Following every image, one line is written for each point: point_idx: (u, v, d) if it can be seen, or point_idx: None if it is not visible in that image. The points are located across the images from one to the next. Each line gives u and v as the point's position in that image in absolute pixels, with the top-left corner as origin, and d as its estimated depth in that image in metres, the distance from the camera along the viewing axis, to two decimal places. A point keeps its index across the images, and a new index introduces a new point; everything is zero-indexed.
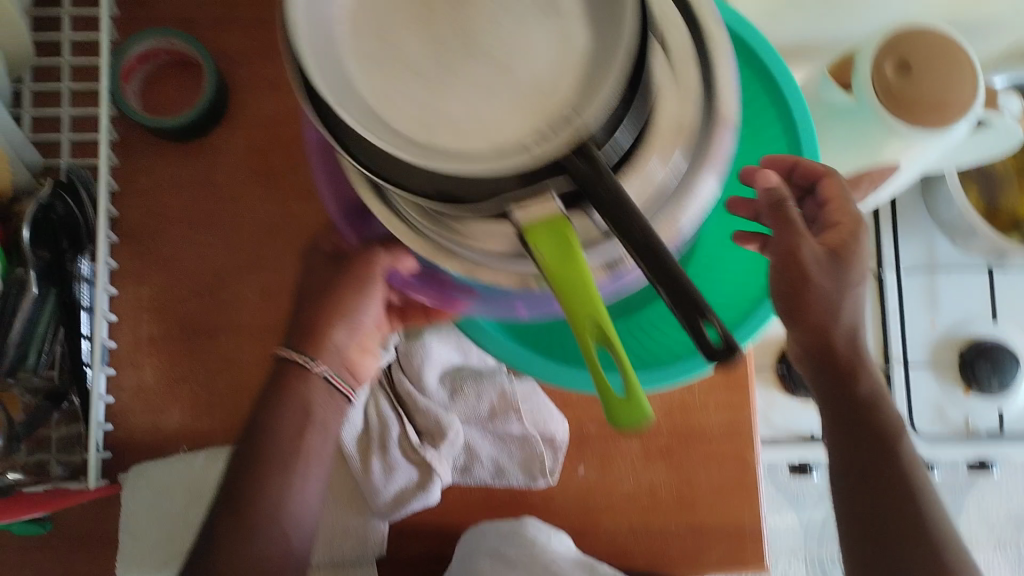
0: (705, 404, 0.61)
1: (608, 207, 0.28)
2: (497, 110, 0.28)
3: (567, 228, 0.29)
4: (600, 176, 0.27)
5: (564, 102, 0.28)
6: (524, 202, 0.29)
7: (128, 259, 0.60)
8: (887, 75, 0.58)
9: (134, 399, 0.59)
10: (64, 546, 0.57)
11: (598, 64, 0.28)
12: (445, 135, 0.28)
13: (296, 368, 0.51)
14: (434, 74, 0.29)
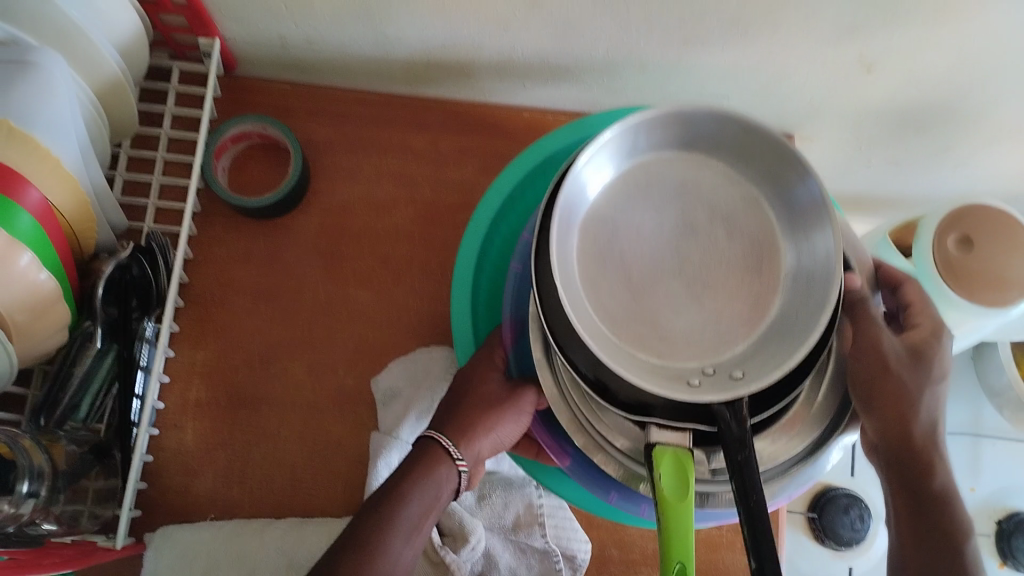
0: (731, 541, 0.61)
1: (734, 459, 0.35)
2: (679, 339, 0.44)
3: (689, 468, 0.38)
4: (739, 439, 0.35)
5: (729, 362, 0.43)
6: (665, 428, 0.39)
7: (190, 324, 0.63)
8: (949, 248, 0.61)
9: (172, 460, 0.60)
10: None
11: (761, 341, 0.43)
12: (642, 349, 0.43)
13: (440, 451, 0.47)
14: (642, 301, 0.45)
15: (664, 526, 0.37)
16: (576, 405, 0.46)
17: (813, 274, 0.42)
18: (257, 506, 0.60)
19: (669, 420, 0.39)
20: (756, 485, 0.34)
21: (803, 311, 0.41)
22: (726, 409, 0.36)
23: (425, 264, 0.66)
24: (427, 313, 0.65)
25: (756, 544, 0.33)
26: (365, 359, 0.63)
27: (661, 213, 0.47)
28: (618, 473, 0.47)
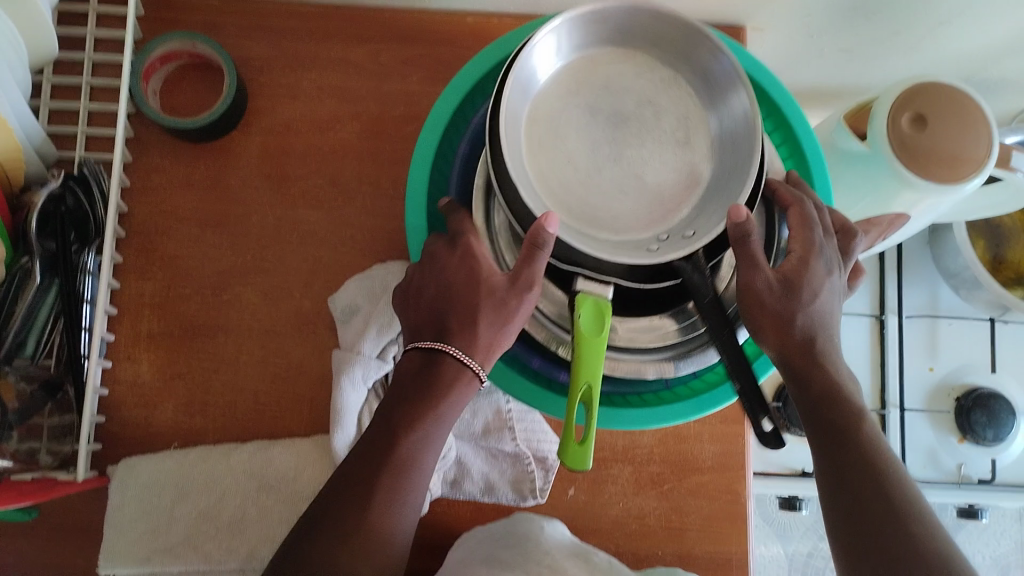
0: (699, 433, 0.62)
1: (705, 306, 0.45)
2: (628, 211, 0.47)
3: (607, 313, 0.44)
4: (704, 288, 0.44)
5: (680, 224, 0.46)
6: (590, 278, 0.45)
7: (134, 256, 0.60)
8: (902, 125, 0.60)
9: (128, 393, 0.58)
10: (44, 535, 0.56)
11: (705, 199, 0.46)
12: (597, 228, 0.46)
13: (457, 364, 0.44)
14: (590, 178, 0.47)
15: (578, 355, 0.43)
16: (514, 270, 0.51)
17: (737, 134, 0.45)
18: (221, 433, 0.59)
19: (620, 279, 0.45)
20: (725, 324, 0.45)
21: (733, 167, 0.45)
22: (686, 264, 0.44)
23: (375, 181, 0.63)
24: (381, 230, 0.62)
25: (735, 369, 0.45)
26: (320, 279, 0.61)
27: (592, 103, 0.48)
28: (542, 334, 0.52)
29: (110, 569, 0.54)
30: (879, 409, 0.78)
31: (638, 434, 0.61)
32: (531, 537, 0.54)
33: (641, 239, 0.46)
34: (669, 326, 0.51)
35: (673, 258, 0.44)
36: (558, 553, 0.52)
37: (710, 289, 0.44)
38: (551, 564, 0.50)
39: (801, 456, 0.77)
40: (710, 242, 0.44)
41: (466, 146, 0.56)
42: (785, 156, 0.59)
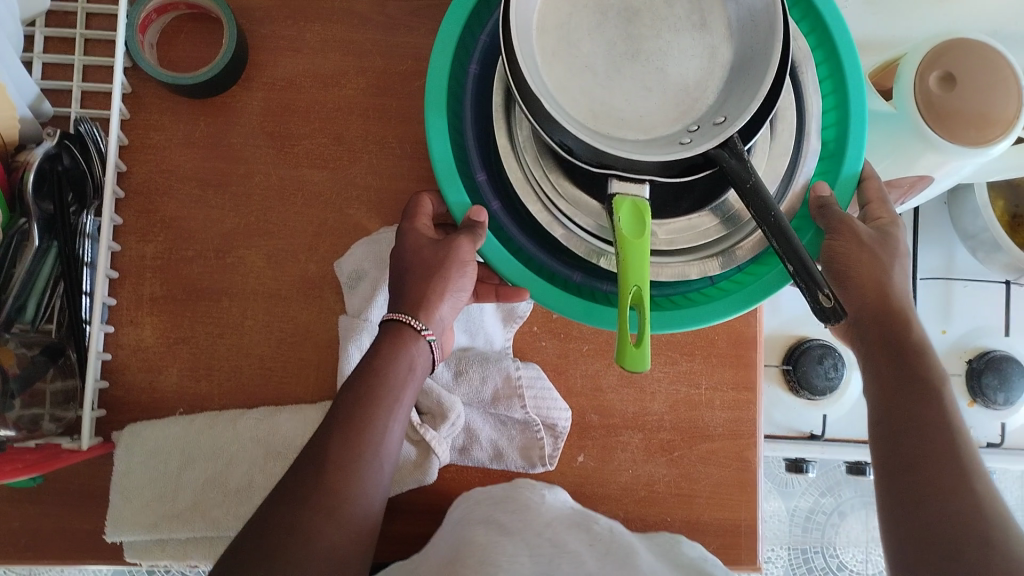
0: (711, 400, 0.61)
1: (746, 191, 0.40)
2: (652, 107, 0.46)
3: (644, 211, 0.42)
4: (746, 172, 0.40)
5: (705, 105, 0.45)
6: (625, 180, 0.42)
7: (134, 217, 0.58)
8: (930, 85, 0.57)
9: (132, 358, 0.57)
10: (49, 500, 0.55)
11: (731, 80, 0.45)
12: (624, 128, 0.45)
13: (407, 328, 0.46)
14: (609, 77, 0.46)
15: (620, 258, 0.41)
16: (538, 180, 0.49)
17: (756, 14, 0.43)
18: (228, 398, 0.58)
19: (653, 177, 0.42)
20: (769, 205, 0.40)
21: (756, 45, 0.43)
22: (723, 152, 0.40)
23: (382, 140, 0.60)
24: (387, 191, 0.60)
25: (783, 245, 0.40)
26: (326, 242, 0.59)
27: (603, 4, 0.47)
28: (581, 250, 0.50)
29: (117, 534, 0.54)
30: None
31: (648, 401, 0.61)
32: (532, 505, 0.53)
33: (672, 133, 0.45)
34: (706, 224, 0.49)
35: (707, 147, 0.40)
36: (557, 526, 0.51)
37: (752, 173, 0.40)
38: (550, 537, 0.49)
39: (808, 418, 0.77)
40: (743, 126, 0.41)
41: (476, 71, 0.53)
42: (828, 91, 0.51)
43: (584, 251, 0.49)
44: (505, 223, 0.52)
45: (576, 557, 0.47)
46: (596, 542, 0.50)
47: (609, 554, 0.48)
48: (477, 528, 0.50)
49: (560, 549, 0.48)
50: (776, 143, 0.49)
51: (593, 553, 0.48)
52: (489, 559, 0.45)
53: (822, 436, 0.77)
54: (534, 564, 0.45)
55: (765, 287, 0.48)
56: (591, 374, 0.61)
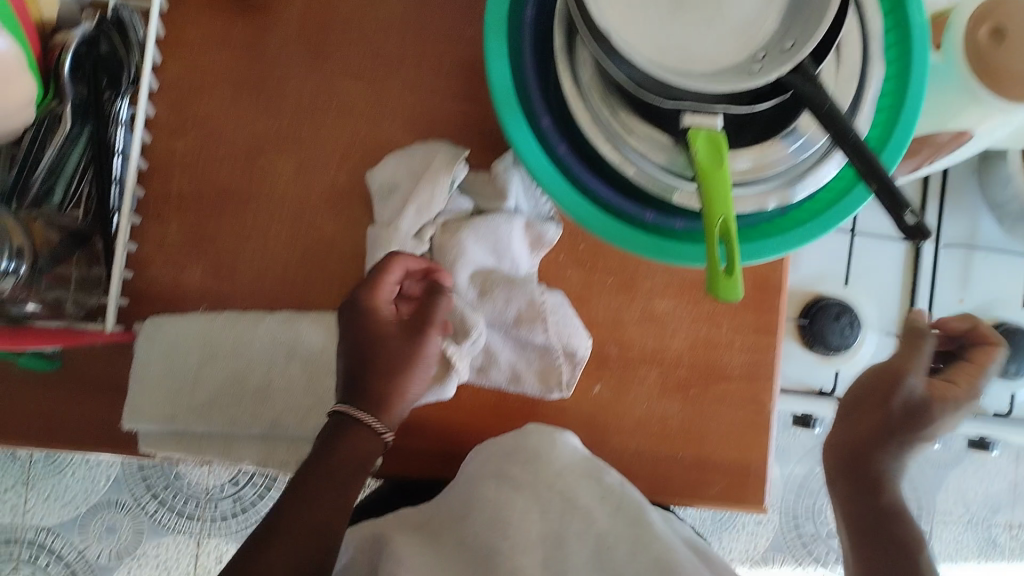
0: (732, 341, 0.61)
1: (822, 113, 0.46)
2: (716, 39, 0.50)
3: (722, 142, 0.46)
4: (819, 95, 0.46)
5: (767, 33, 0.50)
6: (697, 113, 0.46)
7: (166, 112, 0.57)
8: (978, 38, 0.55)
9: (157, 253, 0.57)
10: (65, 386, 0.55)
11: (790, 9, 0.49)
12: (692, 62, 0.49)
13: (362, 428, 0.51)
14: (670, 13, 0.50)
15: (705, 189, 0.46)
16: (604, 121, 0.49)
17: None
18: (250, 301, 0.57)
19: (712, 106, 0.46)
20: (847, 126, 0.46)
21: None
22: (797, 77, 0.46)
23: (421, 56, 0.58)
24: (423, 107, 0.58)
25: (866, 165, 0.46)
26: (357, 154, 0.58)
27: None
28: (649, 184, 0.50)
29: (133, 425, 0.54)
30: None
31: (668, 338, 0.60)
32: (540, 450, 0.55)
33: (740, 61, 0.49)
34: (773, 153, 0.50)
35: (779, 74, 0.45)
36: (567, 478, 0.55)
37: (824, 96, 0.46)
38: (561, 490, 0.55)
39: (820, 376, 0.78)
40: (813, 50, 0.45)
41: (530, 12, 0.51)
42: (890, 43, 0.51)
43: (654, 186, 0.50)
44: (578, 170, 0.51)
45: (588, 515, 0.53)
46: (607, 495, 0.54)
47: (619, 513, 0.53)
48: (489, 485, 0.54)
49: (571, 507, 0.54)
50: (843, 67, 0.49)
51: (605, 512, 0.53)
52: (501, 516, 0.53)
53: (832, 393, 0.78)
54: (544, 520, 0.53)
55: (832, 219, 0.52)
56: (613, 307, 0.60)
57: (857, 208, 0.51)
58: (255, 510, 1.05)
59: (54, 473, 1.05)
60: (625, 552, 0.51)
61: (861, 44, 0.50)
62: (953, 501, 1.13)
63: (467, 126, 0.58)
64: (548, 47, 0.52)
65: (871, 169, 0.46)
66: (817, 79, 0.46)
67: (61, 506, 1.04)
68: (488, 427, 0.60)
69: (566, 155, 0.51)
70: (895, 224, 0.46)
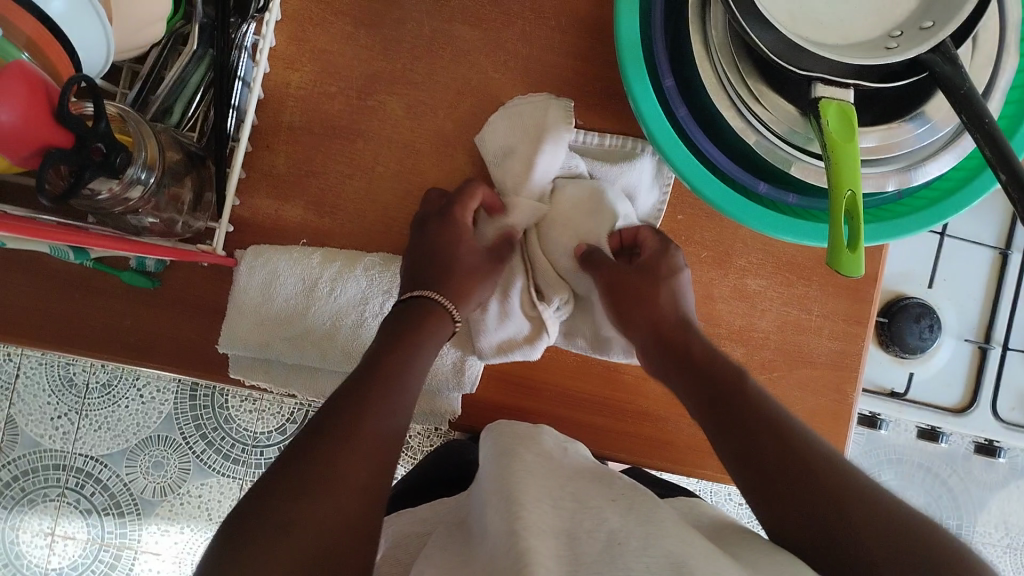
0: (821, 328, 0.60)
1: (955, 93, 0.44)
2: (851, 13, 0.49)
3: (853, 116, 0.46)
4: (957, 76, 0.44)
5: (905, 11, 0.49)
6: (829, 83, 0.46)
7: (285, 43, 0.57)
8: None
9: (263, 183, 0.57)
10: (165, 304, 0.56)
11: None
12: (826, 34, 0.49)
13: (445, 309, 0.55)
14: None
15: (831, 158, 0.45)
16: (732, 85, 0.48)
17: None
18: (348, 237, 0.58)
19: (842, 78, 0.46)
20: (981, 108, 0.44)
21: None
22: (937, 56, 0.45)
23: (539, 9, 0.58)
24: (538, 62, 0.58)
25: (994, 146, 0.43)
26: (466, 102, 0.58)
27: None
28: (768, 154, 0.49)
29: (228, 348, 0.55)
30: (981, 342, 0.81)
31: (758, 319, 0.60)
32: (553, 451, 0.52)
33: (874, 38, 0.48)
34: (899, 136, 0.49)
35: (917, 51, 0.45)
36: (580, 479, 0.49)
37: (963, 77, 0.44)
38: (573, 490, 0.47)
39: (893, 375, 0.81)
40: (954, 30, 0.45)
41: None
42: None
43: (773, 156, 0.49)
44: (695, 133, 0.51)
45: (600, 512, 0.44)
46: (621, 497, 0.46)
47: (634, 508, 0.45)
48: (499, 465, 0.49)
49: (582, 506, 0.45)
50: (977, 54, 0.49)
51: (618, 510, 0.45)
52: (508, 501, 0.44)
53: (904, 393, 0.81)
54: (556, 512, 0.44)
55: (948, 210, 0.51)
56: (706, 282, 0.60)
57: (974, 200, 0.51)
58: None
59: (108, 405, 1.07)
60: (638, 544, 0.40)
61: (999, 34, 0.48)
62: (996, 524, 1.10)
63: (578, 85, 0.58)
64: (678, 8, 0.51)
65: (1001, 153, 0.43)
66: (957, 60, 0.45)
67: (111, 437, 1.06)
68: (568, 389, 0.60)
69: (685, 118, 0.51)
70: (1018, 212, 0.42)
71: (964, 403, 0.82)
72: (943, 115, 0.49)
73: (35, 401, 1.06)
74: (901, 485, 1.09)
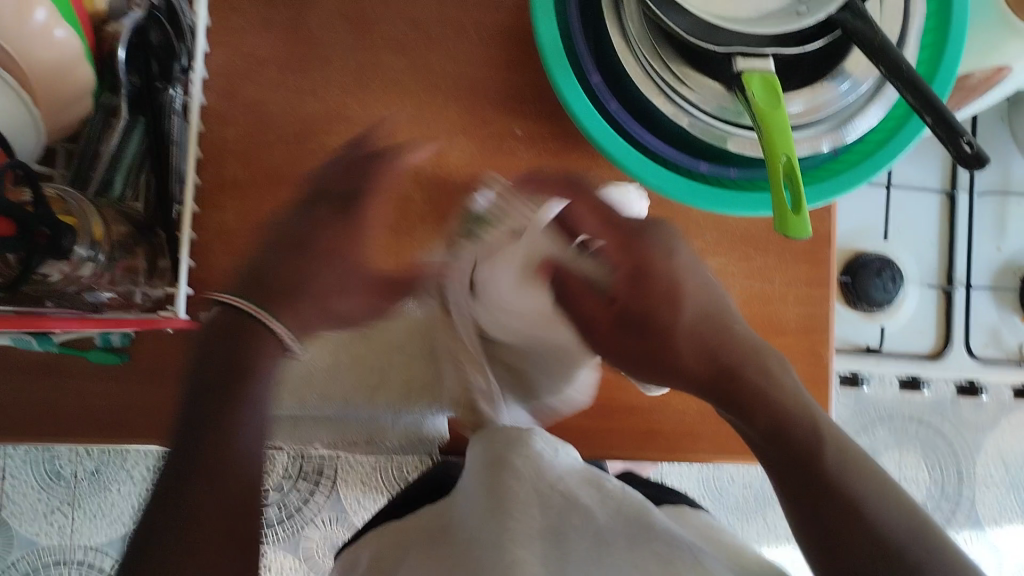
0: (786, 294, 0.61)
1: (872, 49, 0.46)
2: None
3: (777, 84, 0.46)
4: (870, 31, 0.46)
5: None
6: (749, 57, 0.47)
7: (216, 99, 0.57)
8: None
9: (215, 240, 0.57)
10: (135, 375, 0.56)
11: None
12: (738, 10, 0.50)
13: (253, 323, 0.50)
14: None
15: (764, 128, 0.46)
16: (657, 72, 0.49)
17: None
18: None
19: (758, 48, 0.47)
20: (898, 60, 0.46)
21: None
22: (845, 15, 0.47)
23: (461, 31, 0.59)
24: (468, 80, 0.59)
25: (918, 96, 0.45)
26: (403, 129, 0.58)
27: None
28: (703, 133, 0.50)
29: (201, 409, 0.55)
30: (945, 285, 0.84)
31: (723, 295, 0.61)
32: (545, 453, 0.51)
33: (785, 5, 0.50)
34: (825, 95, 0.50)
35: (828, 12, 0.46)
36: (569, 481, 0.50)
37: (874, 31, 0.46)
38: (563, 491, 0.49)
39: (867, 333, 0.83)
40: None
41: None
42: None
43: (708, 134, 0.50)
44: (631, 125, 0.52)
45: (589, 511, 0.48)
46: (608, 497, 0.49)
47: (619, 508, 0.49)
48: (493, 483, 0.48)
49: (571, 506, 0.48)
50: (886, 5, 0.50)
51: (605, 510, 0.49)
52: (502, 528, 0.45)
53: (879, 349, 0.83)
54: (545, 515, 0.47)
55: (882, 160, 0.52)
56: None
57: (906, 146, 0.52)
58: (300, 516, 1.07)
59: (99, 492, 1.05)
60: (621, 548, 0.46)
61: None
62: (995, 463, 1.12)
63: (510, 96, 0.59)
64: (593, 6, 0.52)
65: (926, 100, 0.45)
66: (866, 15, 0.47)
67: (108, 524, 1.04)
68: None
69: (618, 112, 0.52)
70: (952, 155, 0.45)
71: (938, 347, 0.84)
72: (862, 70, 0.50)
73: (24, 499, 1.04)
74: (897, 439, 1.10)
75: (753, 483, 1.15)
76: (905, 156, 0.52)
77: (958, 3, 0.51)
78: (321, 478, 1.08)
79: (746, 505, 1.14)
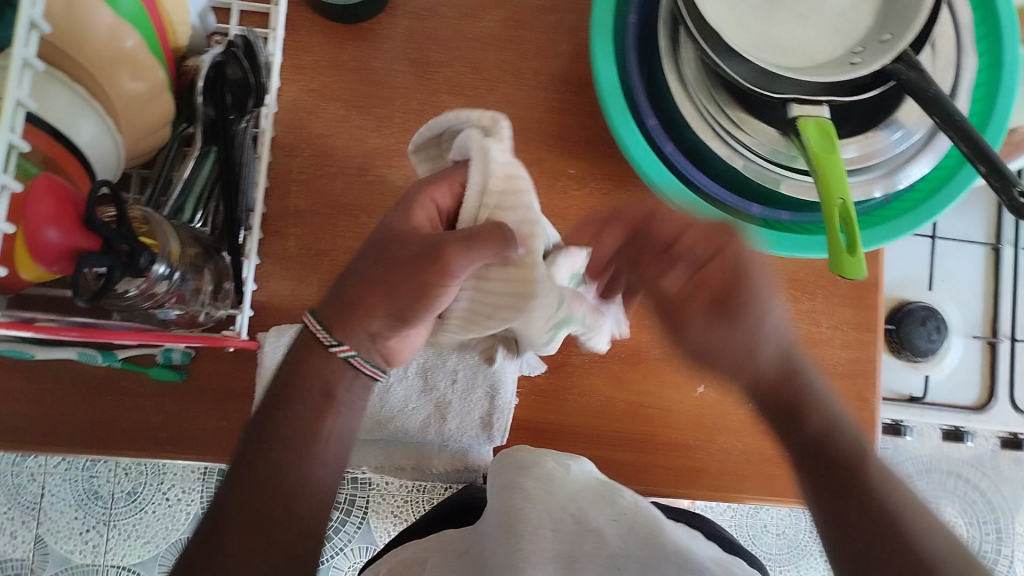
0: (832, 338, 0.61)
1: (926, 100, 0.47)
2: (813, 36, 0.53)
3: (830, 129, 0.48)
4: (924, 82, 0.47)
5: (862, 28, 0.52)
6: (805, 103, 0.48)
7: (283, 132, 0.60)
8: None
9: (275, 267, 0.59)
10: (193, 394, 0.58)
11: (886, 8, 0.52)
12: (792, 59, 0.52)
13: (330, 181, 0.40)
14: (768, 14, 0.53)
15: (822, 172, 0.47)
16: (711, 116, 0.51)
17: None
18: None
19: (810, 95, 0.48)
20: (951, 109, 0.46)
21: None
22: (901, 65, 0.47)
23: (519, 73, 0.61)
24: (524, 120, 0.61)
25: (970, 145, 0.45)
26: None
27: None
28: (755, 174, 0.52)
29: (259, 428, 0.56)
30: (988, 337, 0.87)
31: None
32: (554, 475, 0.55)
33: (839, 56, 0.51)
34: (878, 143, 0.51)
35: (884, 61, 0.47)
36: (580, 501, 0.53)
37: (929, 82, 0.47)
38: (575, 512, 0.51)
39: (908, 382, 0.85)
40: (912, 40, 0.48)
41: (634, 21, 0.54)
42: (979, 37, 0.54)
43: (757, 176, 0.52)
44: (684, 166, 0.54)
45: (599, 535, 0.49)
46: (620, 516, 0.51)
47: (635, 531, 0.50)
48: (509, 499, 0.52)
49: (585, 528, 0.50)
50: (938, 60, 0.52)
51: (618, 533, 0.50)
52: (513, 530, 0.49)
53: (922, 398, 0.86)
54: (555, 536, 0.49)
55: (932, 210, 0.53)
56: None
57: (957, 196, 0.53)
58: (331, 546, 1.08)
59: (135, 512, 1.07)
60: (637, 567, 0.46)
61: (955, 39, 0.52)
62: None
63: (564, 136, 0.61)
64: (651, 52, 0.55)
65: (979, 149, 0.45)
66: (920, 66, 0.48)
67: (141, 545, 1.06)
68: (594, 427, 0.61)
69: (670, 153, 0.54)
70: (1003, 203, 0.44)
71: (983, 400, 0.87)
72: (914, 119, 0.52)
73: (61, 518, 1.06)
74: (935, 494, 1.09)
75: (787, 533, 1.14)
76: (953, 206, 0.53)
77: (1008, 60, 0.52)
78: (353, 509, 1.09)
79: (779, 554, 1.13)
